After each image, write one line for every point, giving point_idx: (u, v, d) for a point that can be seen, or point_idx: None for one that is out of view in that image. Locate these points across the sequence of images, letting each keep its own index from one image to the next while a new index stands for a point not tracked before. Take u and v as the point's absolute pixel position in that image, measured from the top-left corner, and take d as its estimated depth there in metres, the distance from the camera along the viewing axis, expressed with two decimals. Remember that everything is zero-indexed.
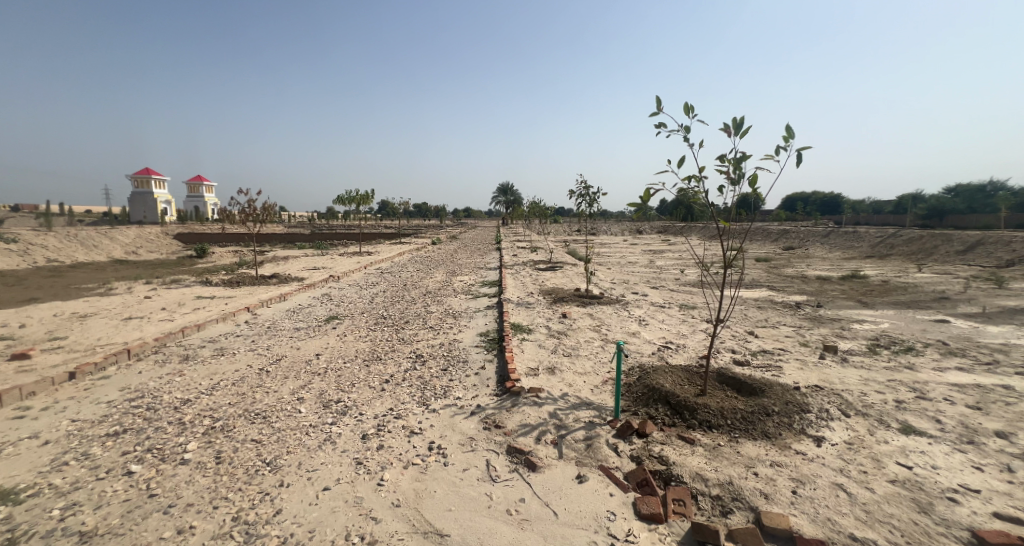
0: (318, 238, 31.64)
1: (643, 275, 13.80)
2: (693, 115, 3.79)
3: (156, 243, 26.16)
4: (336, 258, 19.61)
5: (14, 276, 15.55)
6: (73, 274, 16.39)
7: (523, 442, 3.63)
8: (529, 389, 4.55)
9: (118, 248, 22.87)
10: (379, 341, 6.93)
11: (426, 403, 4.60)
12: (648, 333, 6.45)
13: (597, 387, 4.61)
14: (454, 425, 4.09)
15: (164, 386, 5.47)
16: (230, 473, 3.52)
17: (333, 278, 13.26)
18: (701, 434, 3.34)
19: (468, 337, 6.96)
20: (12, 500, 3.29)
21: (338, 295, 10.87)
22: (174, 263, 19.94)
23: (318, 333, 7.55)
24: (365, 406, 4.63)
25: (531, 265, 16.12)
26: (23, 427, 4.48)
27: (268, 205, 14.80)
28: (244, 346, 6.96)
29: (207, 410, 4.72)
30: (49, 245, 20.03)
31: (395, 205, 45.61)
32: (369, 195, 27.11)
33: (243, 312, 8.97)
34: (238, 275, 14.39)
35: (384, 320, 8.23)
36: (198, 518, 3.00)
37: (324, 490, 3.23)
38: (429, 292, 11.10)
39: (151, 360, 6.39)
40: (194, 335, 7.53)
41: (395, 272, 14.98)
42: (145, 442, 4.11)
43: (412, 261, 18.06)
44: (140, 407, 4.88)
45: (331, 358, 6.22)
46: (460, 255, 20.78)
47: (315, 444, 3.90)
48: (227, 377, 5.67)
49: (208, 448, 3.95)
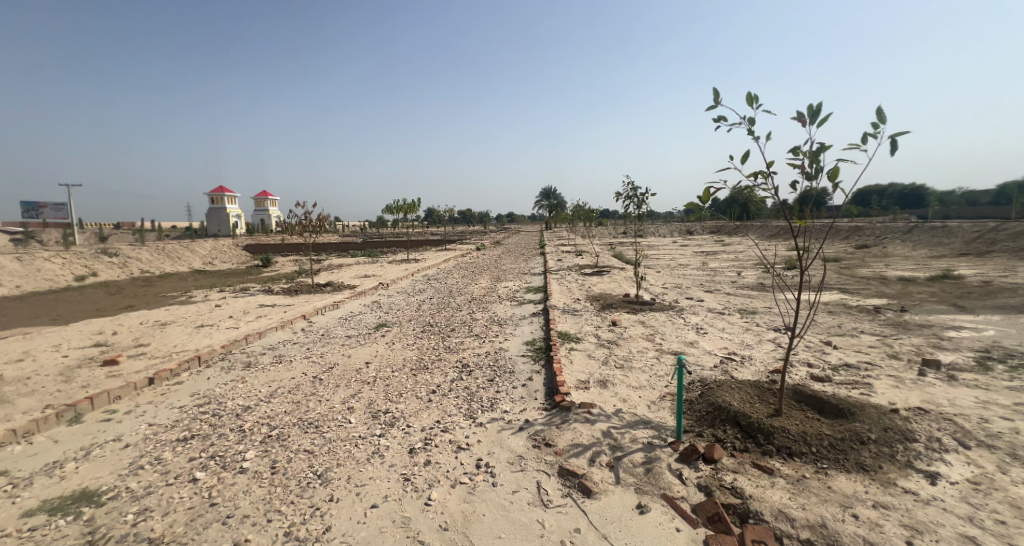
0: (369, 245, 32.89)
1: (696, 278, 13.06)
2: (758, 105, 3.40)
3: (229, 253, 28.37)
4: (387, 266, 20.24)
5: (113, 286, 17.38)
6: (159, 284, 18.11)
7: (576, 464, 3.39)
8: (581, 404, 4.29)
9: (197, 259, 25.00)
10: (425, 350, 6.91)
11: (473, 417, 4.46)
12: (708, 342, 5.96)
13: (655, 403, 4.27)
14: (502, 442, 3.92)
15: (228, 392, 5.74)
16: (284, 485, 3.56)
17: (382, 286, 13.60)
18: (780, 463, 2.95)
19: (513, 346, 6.78)
20: (95, 502, 3.54)
21: (388, 302, 11.13)
22: (243, 272, 21.47)
23: (369, 340, 7.71)
24: (412, 418, 4.56)
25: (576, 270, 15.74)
26: (109, 430, 4.85)
27: (323, 216, 15.54)
28: (300, 353, 7.21)
29: (265, 418, 4.87)
30: (143, 257, 22.20)
31: (442, 212, 46.65)
32: (416, 204, 27.89)
33: (300, 320, 9.37)
34: (297, 284, 15.18)
35: (431, 328, 8.27)
36: (253, 531, 3.05)
37: (372, 508, 3.17)
38: (475, 298, 11.06)
39: (218, 367, 6.77)
40: (256, 342, 7.94)
41: (442, 278, 15.16)
42: (209, 449, 4.28)
43: (458, 268, 18.25)
44: (207, 413, 5.12)
45: (379, 367, 6.29)
46: (505, 261, 20.85)
47: (363, 457, 3.87)
48: (284, 384, 5.87)
49: (265, 457, 4.04)
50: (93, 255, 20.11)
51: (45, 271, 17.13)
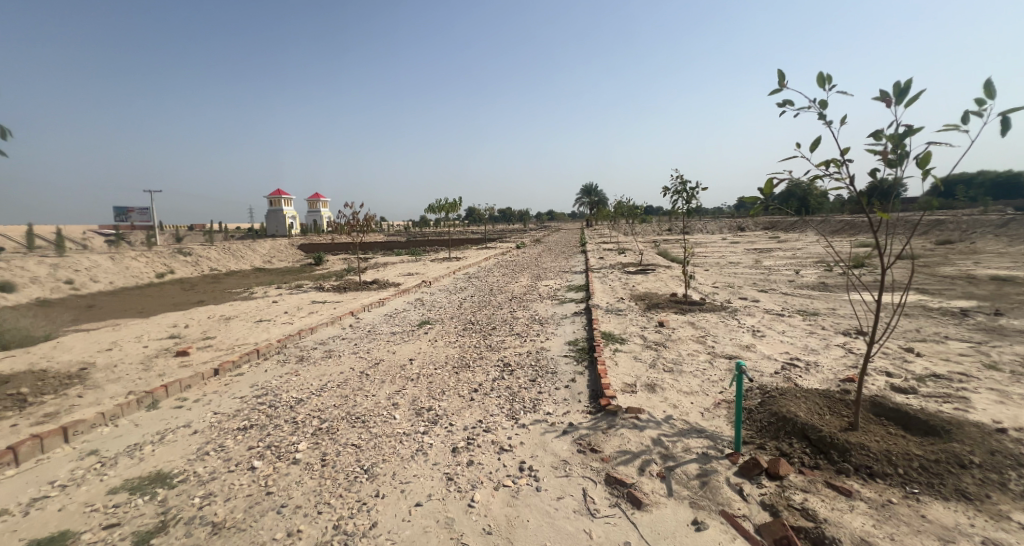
0: (412, 244, 33.73)
1: (749, 277, 12.32)
2: (831, 86, 3.07)
3: (285, 251, 30.13)
4: (430, 264, 20.68)
5: (186, 282, 18.91)
6: (224, 280, 19.49)
7: (624, 472, 3.22)
8: (628, 409, 4.11)
9: (257, 257, 26.73)
10: (467, 348, 6.93)
11: (515, 417, 4.38)
12: (766, 347, 5.55)
13: (709, 411, 4.01)
14: (546, 444, 3.81)
15: (283, 385, 6.01)
16: (333, 478, 3.65)
17: (425, 284, 13.86)
18: (859, 484, 2.64)
19: (556, 346, 6.65)
20: (167, 483, 3.80)
21: (430, 300, 11.32)
22: (297, 270, 22.69)
23: (412, 337, 7.84)
24: (454, 416, 4.56)
25: (620, 268, 15.32)
26: (180, 416, 5.22)
27: (370, 216, 16.09)
28: (348, 348, 7.46)
29: (316, 411, 5.05)
30: (211, 255, 24.03)
31: (483, 212, 47.12)
32: (457, 203, 28.31)
33: (348, 316, 9.71)
34: (346, 281, 15.80)
35: (472, 326, 8.30)
36: (305, 522, 3.13)
37: (417, 506, 3.18)
38: (516, 297, 11.00)
39: (274, 359, 7.14)
40: (308, 337, 8.31)
41: (483, 277, 15.26)
42: (265, 439, 4.49)
43: (498, 266, 18.30)
44: (264, 404, 5.39)
45: (423, 363, 6.37)
46: (545, 259, 20.68)
47: (408, 454, 3.89)
48: (334, 378, 6.08)
49: (316, 449, 4.18)
50: (170, 253, 22.00)
51: (131, 269, 18.94)
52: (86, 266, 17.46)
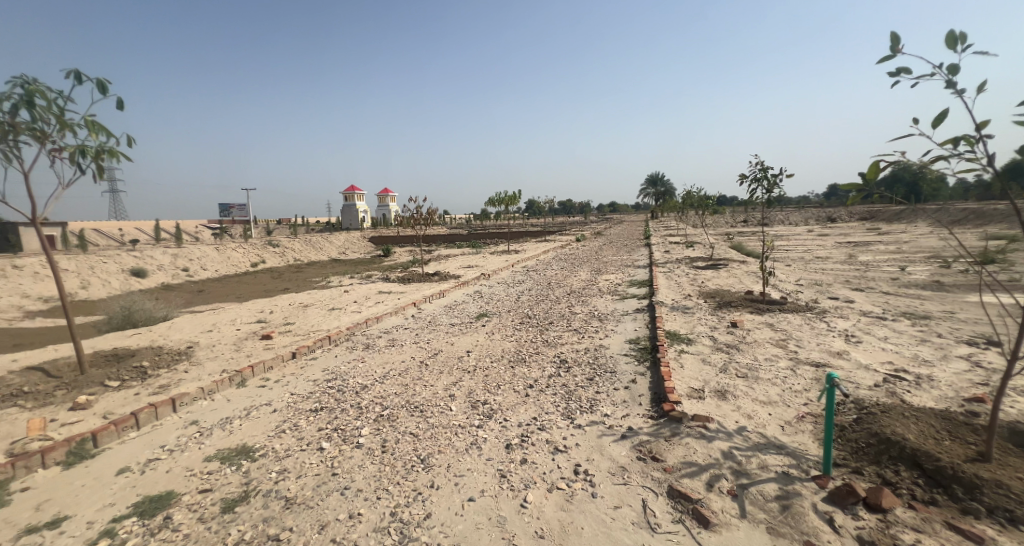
0: (474, 237, 34.43)
1: (840, 274, 10.99)
2: (966, 46, 2.51)
3: (357, 243, 32.18)
4: (489, 257, 20.93)
5: (273, 271, 20.89)
6: (304, 270, 21.22)
7: (689, 486, 2.97)
8: (694, 417, 3.80)
9: (333, 249, 28.81)
10: (523, 342, 6.87)
11: (571, 417, 4.24)
12: (863, 355, 4.87)
13: (790, 425, 3.58)
14: (603, 448, 3.63)
15: (350, 370, 6.36)
16: (392, 465, 3.76)
17: (484, 276, 14.05)
18: (991, 530, 2.19)
19: (615, 344, 6.38)
20: (249, 456, 4.16)
21: (489, 293, 11.44)
22: (367, 261, 24.11)
23: (470, 329, 7.95)
24: (509, 411, 4.51)
25: (687, 263, 14.44)
26: (263, 395, 5.71)
27: (433, 209, 16.59)
28: (409, 338, 7.73)
29: (378, 398, 5.27)
30: (295, 246, 26.31)
31: (542, 204, 46.90)
32: (517, 196, 28.36)
33: (411, 307, 10.09)
34: (410, 273, 16.46)
35: (529, 320, 8.23)
36: (365, 506, 3.25)
37: (469, 501, 3.17)
38: (574, 291, 10.77)
39: (344, 346, 7.59)
40: (375, 325, 8.74)
41: (541, 270, 15.14)
42: (333, 422, 4.75)
43: (557, 259, 18.08)
44: (333, 388, 5.74)
45: (479, 356, 6.42)
46: (606, 252, 20.07)
47: (463, 447, 3.91)
48: (396, 367, 6.32)
49: (377, 435, 4.34)
50: (261, 244, 24.39)
51: (230, 258, 21.29)
52: (196, 255, 19.90)
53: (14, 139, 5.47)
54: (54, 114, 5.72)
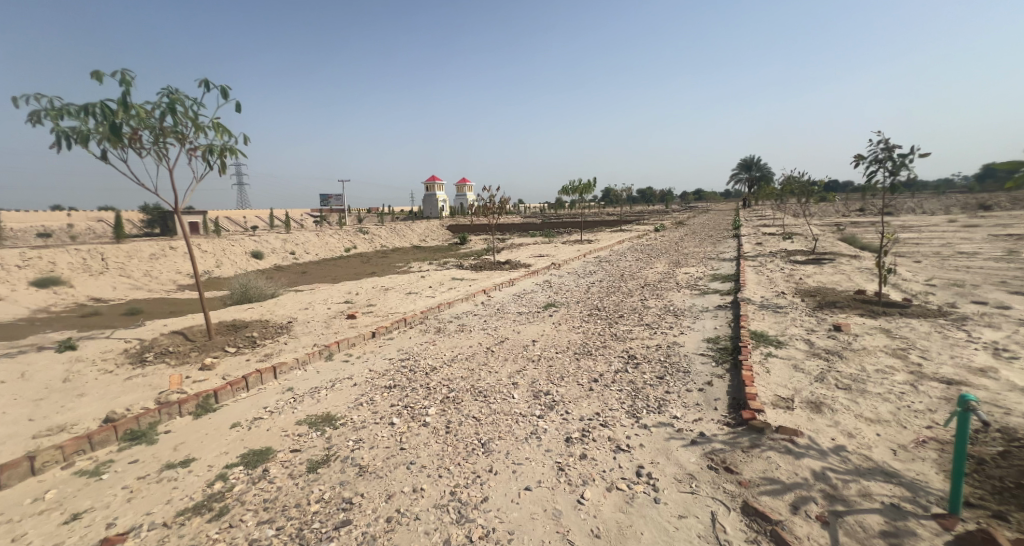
0: (547, 226, 34.33)
1: (986, 275, 9.13)
2: None
3: (436, 231, 33.74)
4: (561, 246, 20.71)
5: (362, 256, 22.73)
6: (387, 255, 22.75)
7: (769, 505, 2.68)
8: (780, 429, 3.41)
9: (414, 235, 30.54)
10: (590, 334, 6.69)
11: (636, 416, 4.04)
12: (1014, 376, 3.99)
13: (904, 450, 3.07)
14: (669, 452, 3.42)
15: (422, 352, 6.70)
16: (455, 446, 3.89)
17: (555, 266, 13.92)
18: None
19: (691, 342, 5.95)
20: (332, 424, 4.58)
21: (558, 283, 11.33)
22: (444, 249, 25.21)
23: (537, 319, 7.94)
24: (572, 404, 4.42)
25: (781, 257, 13.01)
26: (346, 369, 6.24)
27: (506, 198, 16.77)
28: (478, 324, 7.94)
29: (446, 380, 5.48)
30: (381, 233, 28.34)
31: (619, 192, 45.26)
32: (592, 184, 27.63)
33: (481, 294, 10.34)
34: (483, 261, 16.87)
35: (598, 312, 8.01)
36: (428, 482, 3.40)
37: (526, 490, 3.17)
38: (649, 284, 10.26)
39: (417, 328, 8.02)
40: (447, 310, 9.11)
41: (614, 261, 14.65)
42: (404, 399, 5.04)
43: (632, 250, 17.34)
44: (406, 367, 6.09)
45: (545, 346, 6.38)
46: (687, 244, 18.81)
47: (522, 435, 3.92)
48: (464, 352, 6.52)
49: (443, 416, 4.52)
50: (352, 231, 26.59)
51: (326, 243, 23.55)
52: (299, 240, 22.33)
53: (163, 140, 6.51)
54: (191, 118, 6.72)
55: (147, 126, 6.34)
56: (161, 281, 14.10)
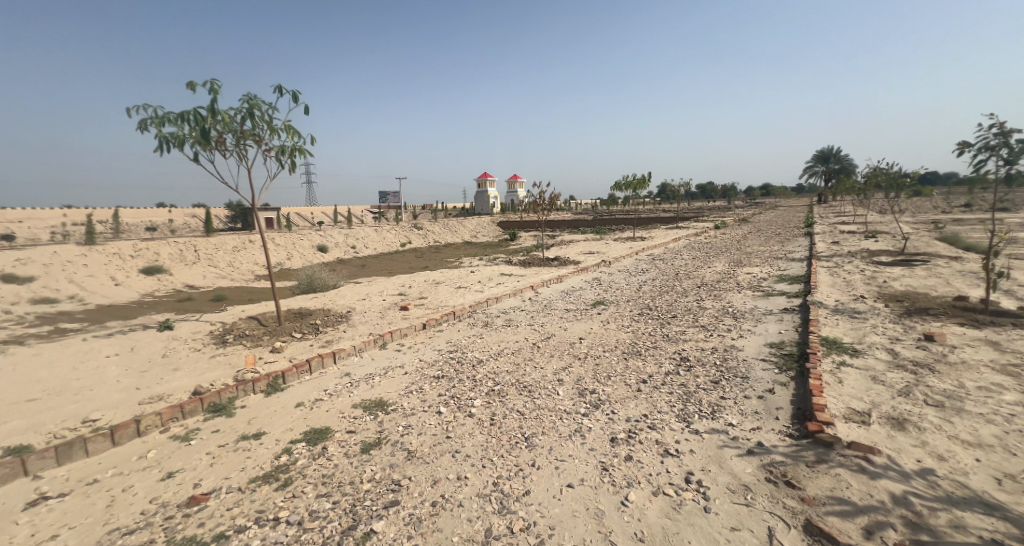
0: (598, 223, 33.64)
1: None
2: None
3: (486, 227, 34.21)
4: (612, 243, 20.22)
5: (416, 251, 23.58)
6: (439, 250, 23.40)
7: (836, 527, 2.47)
8: (853, 446, 3.12)
9: (465, 231, 31.19)
10: (640, 334, 6.49)
11: (687, 420, 3.87)
12: None
13: (1007, 480, 2.70)
14: (722, 460, 3.24)
15: (470, 345, 6.84)
16: (499, 438, 3.94)
17: (605, 263, 13.63)
18: None
19: (750, 346, 5.59)
20: (384, 409, 4.80)
21: (608, 280, 11.08)
22: (495, 245, 25.53)
23: (585, 316, 7.82)
24: (618, 404, 4.32)
25: (859, 258, 11.82)
26: (397, 358, 6.52)
27: (555, 194, 16.64)
28: (525, 320, 7.96)
29: (492, 373, 5.56)
30: (434, 228, 29.22)
31: (676, 188, 43.33)
32: (646, 178, 26.65)
33: (529, 290, 10.36)
34: (531, 257, 16.88)
35: (649, 311, 7.75)
36: (472, 471, 3.47)
37: (568, 487, 3.14)
38: (705, 284, 9.76)
39: (466, 322, 8.20)
40: (494, 305, 9.23)
41: (668, 259, 14.08)
42: (451, 390, 5.18)
43: (689, 248, 16.56)
44: (454, 359, 6.25)
45: (592, 344, 6.29)
46: (750, 242, 17.64)
47: (566, 432, 3.89)
48: (510, 346, 6.58)
49: (488, 408, 4.59)
50: (407, 227, 27.64)
51: (383, 238, 24.67)
52: (359, 235, 23.59)
53: (243, 143, 7.13)
54: (266, 122, 7.29)
55: (230, 130, 6.96)
56: (241, 270, 15.50)
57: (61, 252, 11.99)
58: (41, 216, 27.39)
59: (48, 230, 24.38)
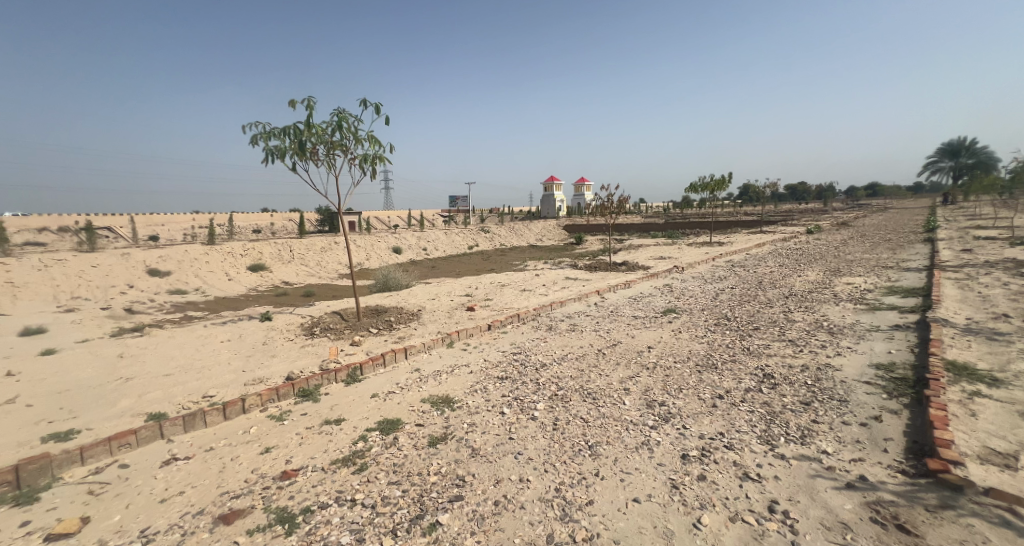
0: (669, 227, 32.09)
1: None
2: None
3: (552, 230, 34.13)
4: (685, 249, 19.16)
5: (483, 253, 24.18)
6: (505, 253, 23.78)
7: None
8: (986, 493, 2.64)
9: (531, 234, 31.39)
10: (717, 346, 6.05)
11: (770, 443, 3.53)
12: None
13: None
14: (814, 491, 2.91)
15: (534, 348, 6.84)
16: (562, 443, 3.88)
17: (677, 269, 12.93)
18: None
19: (850, 366, 4.96)
20: (450, 406, 4.95)
21: (680, 287, 10.50)
22: (561, 248, 25.38)
23: (654, 324, 7.48)
24: (690, 419, 4.06)
25: (993, 269, 10.02)
26: (463, 357, 6.71)
27: (624, 197, 16.15)
28: (590, 325, 7.81)
29: (555, 377, 5.51)
30: (500, 232, 29.78)
31: (760, 189, 39.98)
32: (725, 179, 24.90)
33: (595, 294, 10.14)
34: (598, 261, 16.52)
35: (726, 322, 7.22)
36: (534, 475, 3.45)
37: (634, 501, 3.00)
38: (793, 294, 8.87)
39: (530, 324, 8.22)
40: (559, 309, 9.15)
41: (749, 266, 13.01)
42: (514, 391, 5.21)
43: (773, 255, 15.18)
44: (517, 361, 6.29)
45: (661, 353, 5.98)
46: (849, 248, 15.73)
47: (632, 444, 3.73)
48: (574, 351, 6.47)
49: (551, 412, 4.54)
50: (475, 230, 28.45)
51: (452, 241, 25.61)
52: (430, 237, 24.72)
53: (332, 153, 7.80)
54: (352, 132, 7.90)
55: (322, 141, 7.65)
56: (327, 269, 16.95)
57: (188, 250, 14.00)
58: (174, 219, 32.22)
59: (179, 231, 28.62)
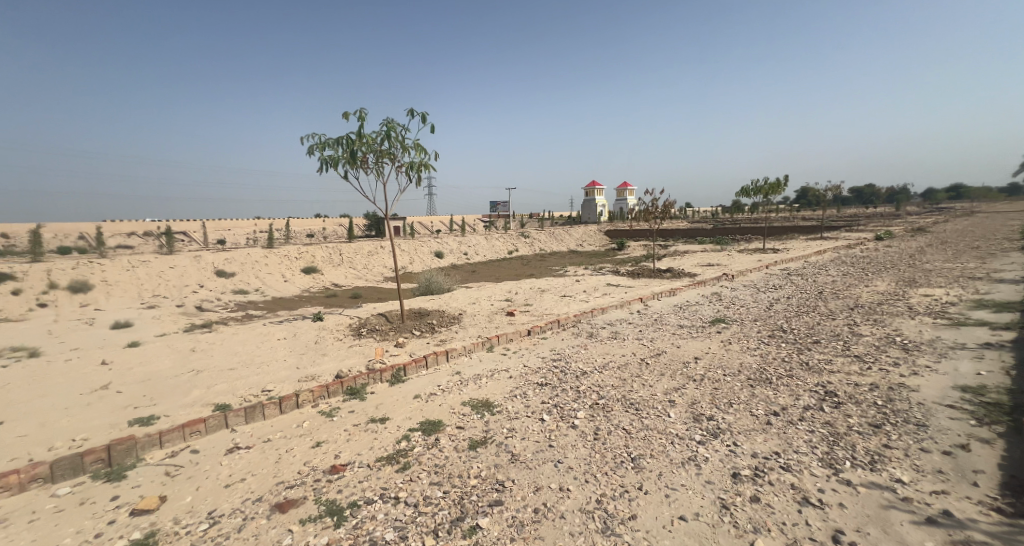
0: (718, 233, 30.74)
1: None
2: None
3: (593, 236, 33.65)
4: (735, 256, 18.23)
5: (523, 258, 24.25)
6: (546, 259, 23.71)
7: None
8: None
9: (572, 240, 31.12)
10: (771, 359, 5.69)
11: (834, 467, 3.25)
12: None
13: None
14: (886, 523, 2.64)
15: (574, 355, 6.73)
16: (603, 454, 3.78)
17: (726, 277, 12.32)
18: None
19: (929, 388, 4.49)
20: (489, 410, 4.96)
21: (730, 296, 10.00)
22: (602, 254, 24.96)
23: (702, 334, 7.16)
24: (742, 436, 3.83)
25: None
26: (503, 361, 6.72)
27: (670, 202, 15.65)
28: (633, 333, 7.59)
29: (596, 386, 5.39)
30: (541, 237, 29.76)
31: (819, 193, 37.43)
32: (780, 182, 23.52)
33: (638, 302, 9.87)
34: (641, 267, 16.09)
35: (781, 334, 6.78)
36: (574, 484, 3.38)
37: (680, 519, 2.87)
38: (858, 306, 8.19)
39: (570, 331, 8.12)
40: (600, 316, 8.98)
41: (807, 275, 12.18)
42: (554, 398, 5.15)
43: (835, 263, 14.12)
44: (557, 368, 6.21)
45: (710, 365, 5.70)
46: (924, 257, 14.33)
47: (678, 459, 3.57)
48: (616, 360, 6.31)
49: (591, 422, 4.44)
50: (516, 235, 28.60)
51: (493, 246, 25.88)
52: (472, 242, 25.12)
53: (381, 161, 8.12)
54: (400, 141, 8.20)
55: (372, 150, 7.99)
56: (373, 272, 17.64)
57: (251, 253, 15.05)
58: (239, 224, 34.82)
59: (243, 235, 30.89)
